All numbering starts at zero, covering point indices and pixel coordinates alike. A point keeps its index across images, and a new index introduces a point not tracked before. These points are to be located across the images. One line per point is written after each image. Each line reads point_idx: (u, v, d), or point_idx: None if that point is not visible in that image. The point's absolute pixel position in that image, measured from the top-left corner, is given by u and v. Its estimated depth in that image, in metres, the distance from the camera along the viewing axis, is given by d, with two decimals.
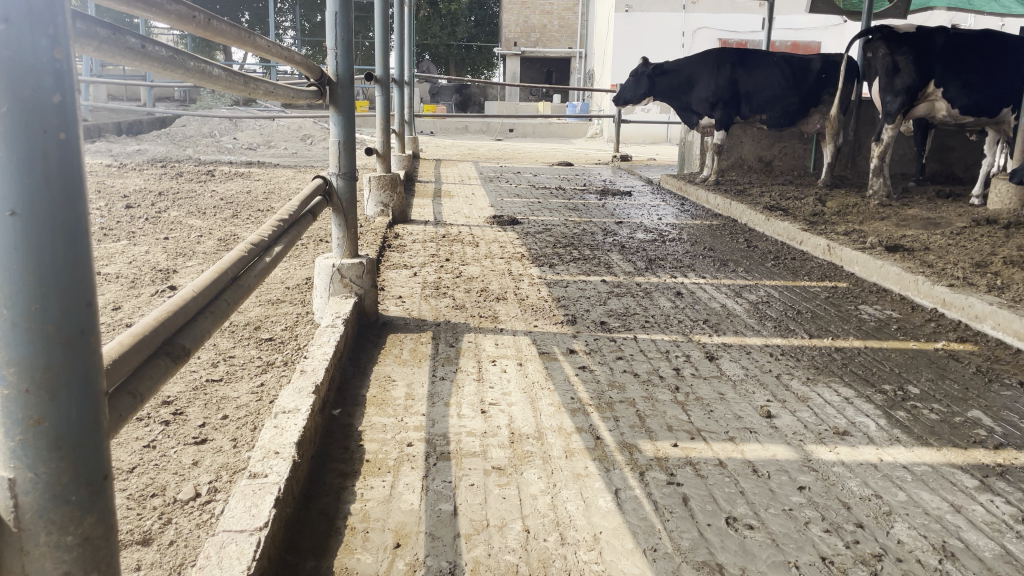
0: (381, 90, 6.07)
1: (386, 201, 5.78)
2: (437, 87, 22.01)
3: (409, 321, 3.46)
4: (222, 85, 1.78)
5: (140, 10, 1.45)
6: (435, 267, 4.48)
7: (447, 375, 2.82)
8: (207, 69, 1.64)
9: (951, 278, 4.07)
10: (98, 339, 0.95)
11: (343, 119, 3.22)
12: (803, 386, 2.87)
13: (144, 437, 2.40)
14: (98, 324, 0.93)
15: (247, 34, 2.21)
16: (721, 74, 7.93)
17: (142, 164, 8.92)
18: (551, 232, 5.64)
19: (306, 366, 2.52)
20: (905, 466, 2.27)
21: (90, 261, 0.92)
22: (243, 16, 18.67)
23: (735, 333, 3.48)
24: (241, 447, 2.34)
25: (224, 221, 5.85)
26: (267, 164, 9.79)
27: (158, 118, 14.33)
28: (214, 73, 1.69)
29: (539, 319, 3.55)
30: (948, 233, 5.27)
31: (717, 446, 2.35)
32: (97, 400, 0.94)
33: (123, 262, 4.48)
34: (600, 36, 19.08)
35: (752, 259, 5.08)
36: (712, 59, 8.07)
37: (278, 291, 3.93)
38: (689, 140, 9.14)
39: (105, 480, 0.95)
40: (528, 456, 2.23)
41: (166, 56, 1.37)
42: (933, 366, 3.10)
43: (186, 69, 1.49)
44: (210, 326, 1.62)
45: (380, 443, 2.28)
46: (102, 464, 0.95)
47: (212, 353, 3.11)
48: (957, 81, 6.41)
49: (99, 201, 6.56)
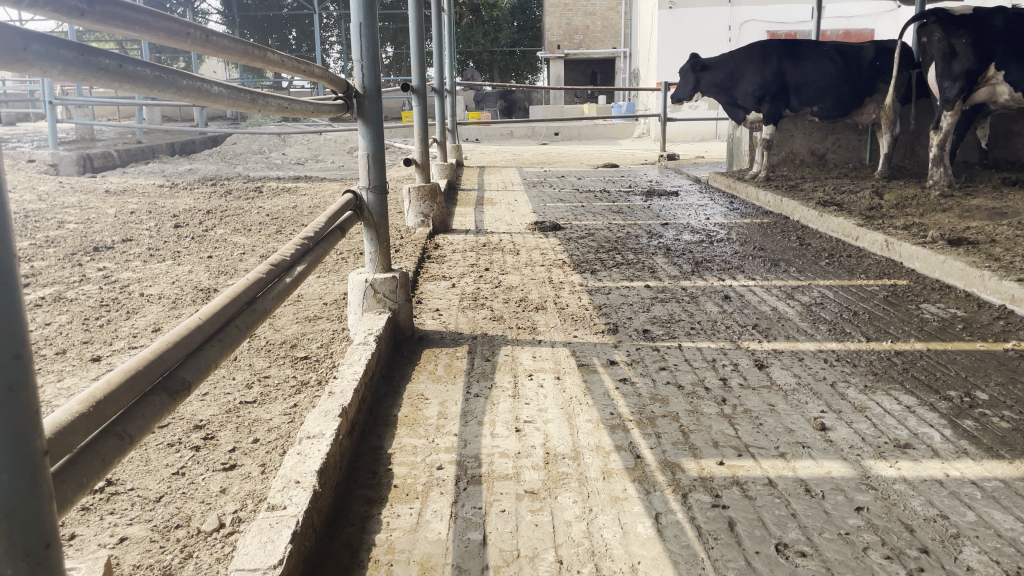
0: (419, 100, 6.03)
1: (427, 211, 5.73)
2: (482, 94, 22.02)
3: (445, 335, 3.38)
4: (225, 101, 1.78)
5: (120, 29, 1.46)
6: (474, 277, 4.39)
7: (482, 392, 2.72)
8: (206, 86, 1.65)
9: (1020, 273, 3.81)
10: (39, 393, 0.88)
11: (371, 131, 3.16)
12: (860, 394, 2.69)
13: (174, 463, 2.37)
14: (31, 380, 0.86)
15: (257, 50, 2.18)
16: (768, 67, 7.70)
17: (192, 184, 9.06)
18: (594, 236, 5.51)
19: (335, 387, 2.45)
20: (974, 481, 2.08)
21: (21, 310, 0.85)
22: (290, 33, 19.02)
23: (786, 338, 3.31)
24: (269, 473, 2.28)
25: (268, 237, 5.88)
26: (314, 179, 9.87)
27: (210, 137, 14.61)
28: (214, 90, 1.69)
29: (580, 329, 3.43)
30: (1016, 224, 4.97)
31: (766, 463, 2.20)
32: (32, 463, 0.87)
33: (166, 282, 4.51)
34: (644, 35, 18.85)
35: (804, 258, 4.87)
36: (758, 53, 7.85)
37: (316, 307, 3.90)
38: (737, 137, 8.89)
39: (47, 548, 0.89)
40: (563, 478, 2.12)
41: (149, 75, 1.38)
42: (1003, 369, 2.88)
43: (178, 86, 1.50)
44: (218, 354, 1.57)
45: (409, 466, 2.20)
46: (44, 530, 0.88)
47: (247, 373, 3.07)
48: (1019, 63, 6.03)
49: (149, 221, 6.67)
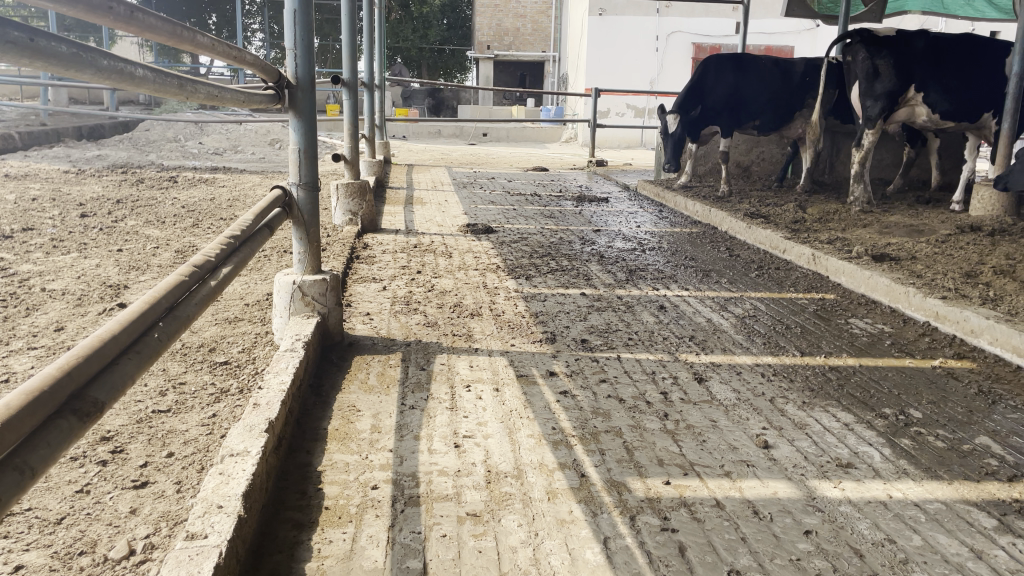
0: (349, 94, 5.82)
1: (355, 209, 5.54)
2: (409, 90, 21.76)
3: (377, 341, 3.22)
4: (149, 87, 1.61)
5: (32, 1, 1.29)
6: (406, 280, 4.24)
7: (417, 405, 2.59)
8: (130, 69, 1.49)
9: (943, 290, 3.92)
10: None
11: (304, 124, 2.98)
12: (799, 411, 2.68)
13: (77, 480, 2.14)
14: None
15: (186, 32, 1.99)
16: (724, 79, 7.79)
17: (102, 171, 8.57)
18: (527, 241, 5.43)
19: (260, 399, 2.27)
20: (917, 503, 2.08)
21: None
22: (210, 18, 18.38)
23: (723, 351, 3.30)
24: (186, 492, 2.09)
25: (184, 230, 5.57)
26: (232, 170, 9.48)
27: (121, 122, 13.91)
28: (138, 73, 1.52)
29: (516, 337, 3.34)
30: (934, 241, 5.14)
31: (712, 483, 2.15)
32: None
33: (70, 277, 4.20)
34: (574, 40, 18.96)
35: (735, 269, 4.92)
36: (712, 69, 7.88)
37: (236, 308, 3.68)
38: (666, 145, 8.92)
39: None
40: (506, 499, 2.01)
41: (68, 53, 1.22)
42: (932, 387, 2.93)
43: (100, 69, 1.35)
44: (135, 368, 1.40)
45: (341, 486, 2.05)
46: None
47: (161, 379, 2.85)
48: (937, 85, 6.32)
49: (52, 209, 6.24)
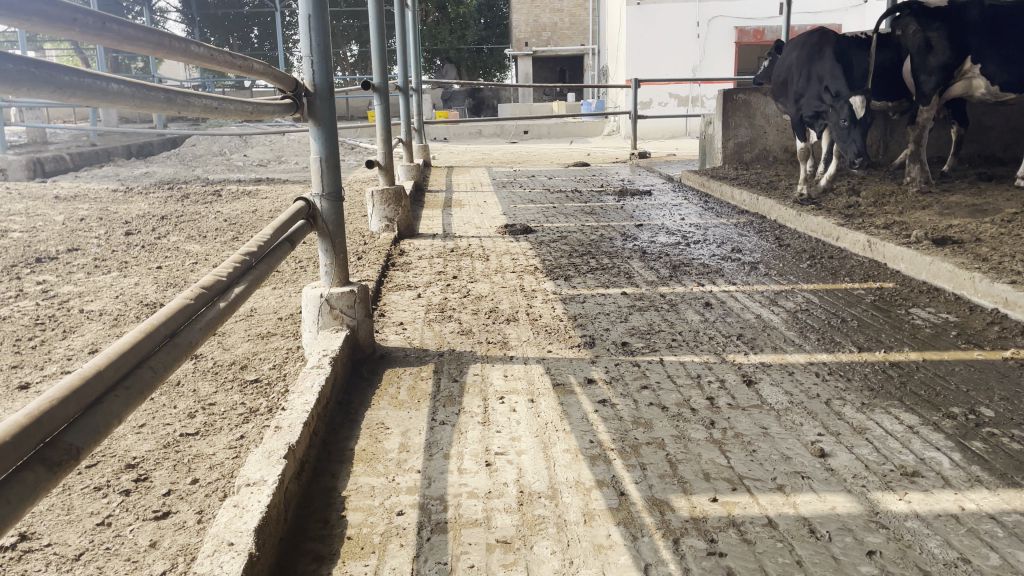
0: (380, 99, 5.73)
1: (391, 216, 5.46)
2: (449, 92, 21.77)
3: (410, 352, 3.12)
4: (124, 100, 1.58)
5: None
6: (442, 286, 4.14)
7: (449, 420, 2.48)
8: (96, 82, 1.46)
9: (1011, 275, 3.65)
10: None
11: (324, 133, 2.90)
12: (858, 413, 2.48)
13: (100, 512, 2.08)
14: None
15: (174, 42, 1.92)
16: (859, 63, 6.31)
17: (148, 188, 8.69)
18: (567, 240, 5.29)
19: (282, 421, 2.18)
20: (993, 516, 1.88)
21: None
22: (252, 31, 18.65)
23: (774, 350, 3.10)
24: (207, 522, 2.01)
25: (224, 244, 5.57)
26: (275, 181, 9.53)
27: (169, 139, 14.16)
28: (106, 87, 1.49)
29: (554, 343, 3.20)
30: (999, 221, 4.84)
31: (764, 499, 1.98)
32: None
33: (109, 297, 4.20)
34: (613, 32, 18.70)
35: (784, 259, 4.69)
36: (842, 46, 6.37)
37: (269, 322, 3.62)
38: (709, 133, 8.61)
39: None
40: (539, 523, 1.88)
41: (13, 70, 1.19)
42: (1005, 381, 2.69)
43: (57, 84, 1.32)
44: (124, 406, 1.31)
45: (366, 512, 1.95)
46: None
47: (190, 401, 2.79)
48: (996, 55, 5.94)
49: (99, 228, 6.32)
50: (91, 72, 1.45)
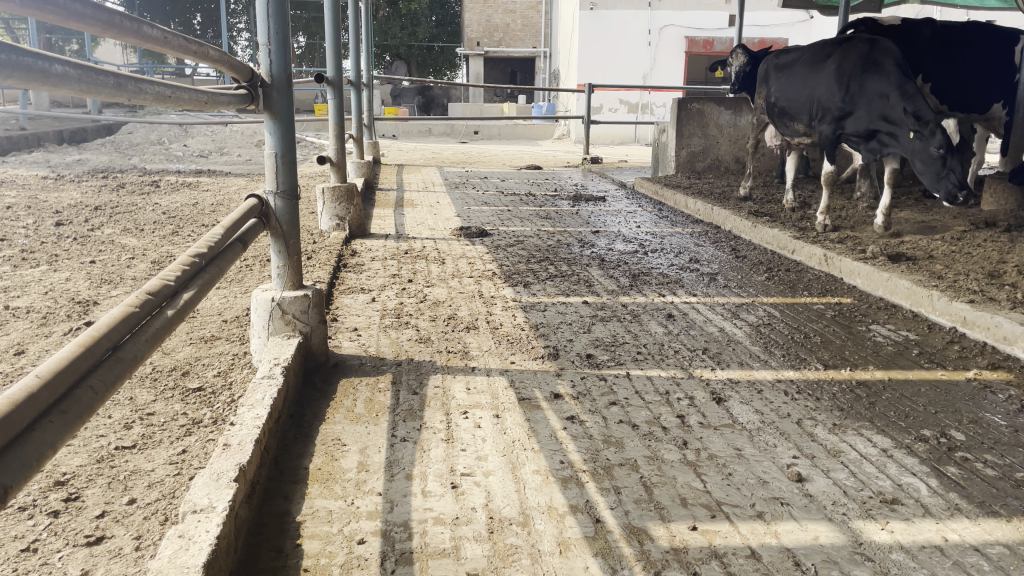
0: (334, 92, 5.52)
1: (342, 214, 5.26)
2: (399, 89, 21.47)
3: (365, 361, 2.96)
4: (70, 84, 1.41)
5: None
6: (396, 290, 3.99)
7: (409, 436, 2.33)
8: (39, 62, 1.28)
9: (968, 293, 3.68)
10: None
11: (281, 127, 2.72)
12: (830, 435, 2.43)
13: (24, 536, 1.89)
14: None
15: (122, 20, 1.73)
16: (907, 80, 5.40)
17: (81, 176, 8.27)
18: (524, 244, 5.18)
19: (231, 438, 2.00)
20: (976, 547, 1.84)
21: None
22: (194, 19, 18.10)
23: (740, 365, 3.04)
24: (146, 549, 1.83)
25: (162, 238, 5.29)
26: (217, 173, 9.19)
27: (104, 125, 13.57)
28: (51, 68, 1.31)
29: (517, 353, 3.08)
30: (949, 238, 4.91)
31: (745, 527, 1.90)
32: None
33: (38, 292, 3.92)
34: (565, 36, 18.70)
35: (741, 271, 4.67)
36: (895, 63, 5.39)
37: (213, 325, 3.41)
38: (662, 141, 8.62)
39: None
40: (512, 554, 1.76)
41: None
42: (969, 403, 2.68)
43: None
44: (59, 435, 1.14)
45: (324, 540, 1.80)
46: None
47: (127, 410, 2.58)
48: (945, 74, 6.09)
49: (27, 217, 5.96)
50: (33, 51, 1.27)
